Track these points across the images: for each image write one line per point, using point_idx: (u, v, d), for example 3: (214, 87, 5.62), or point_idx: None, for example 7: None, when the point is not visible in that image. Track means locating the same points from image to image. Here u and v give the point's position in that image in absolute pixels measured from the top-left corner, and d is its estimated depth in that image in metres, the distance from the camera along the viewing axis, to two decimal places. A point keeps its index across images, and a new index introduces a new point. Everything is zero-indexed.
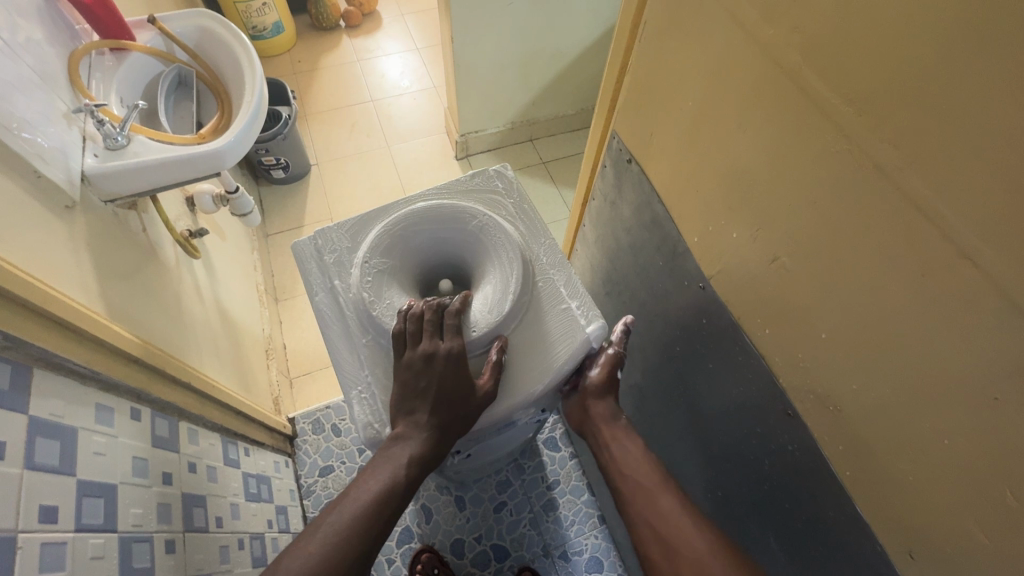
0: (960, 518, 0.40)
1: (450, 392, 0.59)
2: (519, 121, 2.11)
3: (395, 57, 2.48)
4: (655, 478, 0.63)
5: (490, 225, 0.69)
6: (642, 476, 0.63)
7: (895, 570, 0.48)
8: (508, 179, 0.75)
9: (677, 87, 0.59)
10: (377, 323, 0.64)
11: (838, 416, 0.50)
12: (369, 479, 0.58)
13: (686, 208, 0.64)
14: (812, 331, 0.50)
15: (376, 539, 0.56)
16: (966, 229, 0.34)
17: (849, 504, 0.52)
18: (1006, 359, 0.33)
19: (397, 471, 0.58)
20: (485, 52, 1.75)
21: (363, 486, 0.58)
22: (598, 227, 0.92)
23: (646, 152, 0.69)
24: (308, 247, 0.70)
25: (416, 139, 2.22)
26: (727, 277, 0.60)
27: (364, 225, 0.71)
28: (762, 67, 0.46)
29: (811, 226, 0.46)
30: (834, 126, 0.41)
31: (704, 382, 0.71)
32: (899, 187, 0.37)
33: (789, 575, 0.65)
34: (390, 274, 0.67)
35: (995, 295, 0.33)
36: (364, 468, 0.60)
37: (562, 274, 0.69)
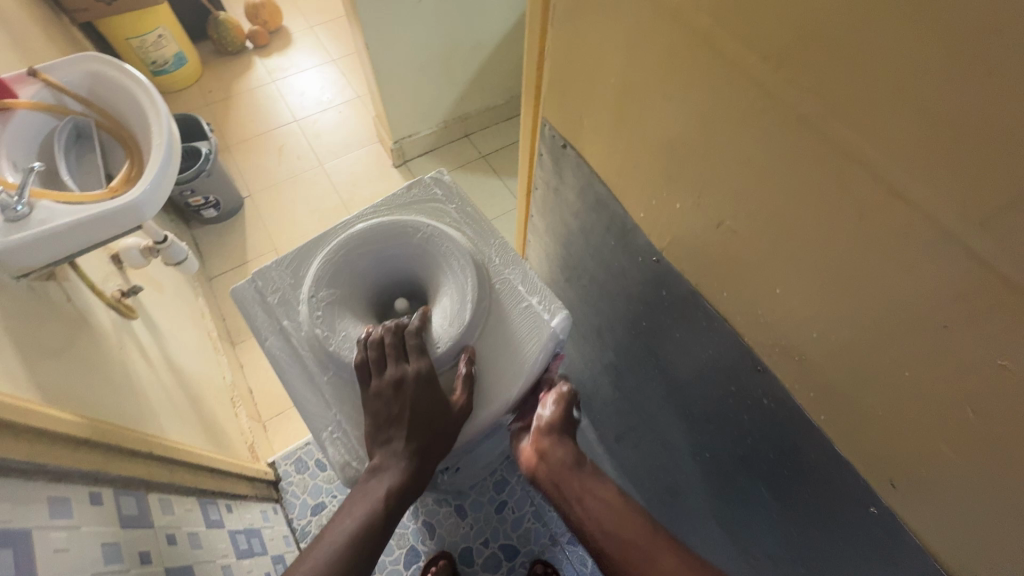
0: (932, 442, 0.42)
1: (425, 414, 0.58)
2: (451, 119, 2.07)
3: (311, 72, 2.38)
4: (640, 530, 0.62)
5: (436, 235, 0.67)
6: (625, 530, 0.62)
7: (879, 499, 0.50)
8: (447, 184, 0.73)
9: (597, 66, 0.58)
10: (336, 358, 0.61)
11: (805, 365, 0.51)
12: (346, 517, 0.56)
13: (626, 185, 0.64)
14: (767, 287, 0.50)
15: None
16: (892, 168, 0.34)
17: (828, 444, 0.53)
18: (949, 287, 0.35)
19: (374, 506, 0.56)
20: (403, 54, 1.71)
21: (340, 525, 0.56)
22: (546, 215, 0.91)
23: (579, 135, 0.68)
24: (248, 291, 0.66)
25: (350, 153, 2.15)
26: (677, 247, 0.60)
27: (305, 258, 0.67)
28: (676, 36, 0.46)
29: (749, 186, 0.46)
30: (756, 86, 0.41)
31: (675, 351, 0.72)
32: (825, 136, 0.37)
33: (783, 519, 0.67)
34: (341, 304, 0.64)
35: (929, 227, 0.34)
36: (341, 508, 0.57)
37: (518, 271, 0.68)
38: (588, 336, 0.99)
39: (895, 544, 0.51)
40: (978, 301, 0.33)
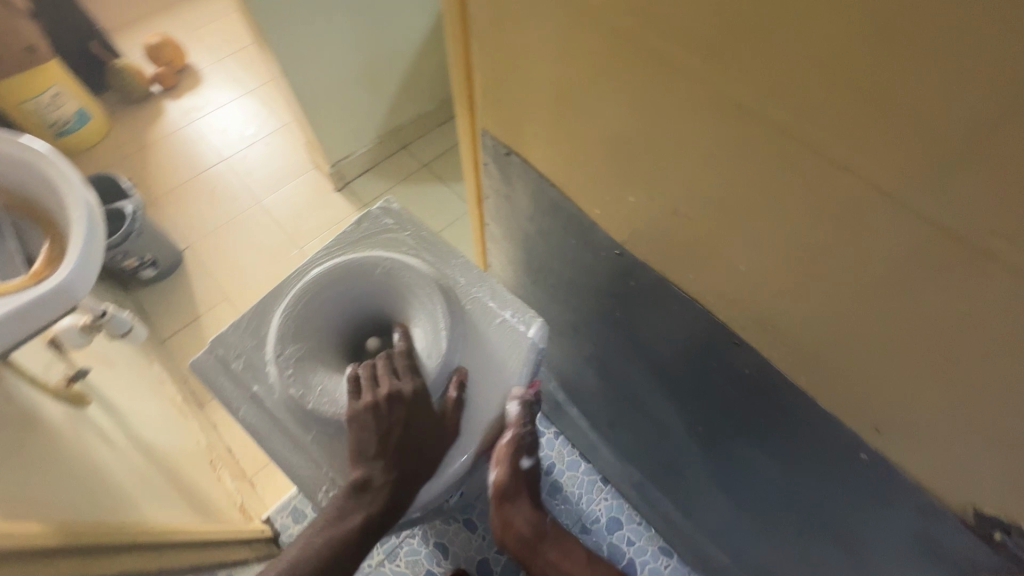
0: (908, 388, 0.44)
1: (416, 437, 0.58)
2: (386, 133, 2.02)
3: (229, 107, 2.27)
4: None
5: (396, 267, 0.65)
6: None
7: (868, 445, 0.53)
8: (396, 212, 0.71)
9: (526, 73, 0.58)
10: (317, 416, 0.58)
11: (779, 333, 0.52)
12: (318, 529, 0.57)
13: (576, 185, 0.64)
14: (729, 266, 0.51)
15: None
16: (832, 142, 0.35)
17: (812, 402, 0.55)
18: (902, 246, 0.36)
19: (346, 528, 0.56)
20: (323, 75, 1.66)
21: (314, 535, 0.57)
22: (501, 222, 0.90)
23: (520, 142, 0.68)
24: (209, 361, 0.62)
25: (287, 185, 2.07)
26: (636, 239, 0.61)
27: (263, 315, 0.64)
28: (600, 37, 0.46)
29: (697, 173, 0.47)
30: (688, 78, 0.41)
31: (652, 336, 0.73)
32: (766, 120, 0.38)
33: (780, 475, 0.69)
34: (312, 357, 0.61)
35: (874, 193, 0.35)
36: (316, 529, 0.57)
37: (486, 287, 0.67)
38: (564, 333, 0.99)
39: (889, 483, 0.53)
40: (933, 258, 0.35)
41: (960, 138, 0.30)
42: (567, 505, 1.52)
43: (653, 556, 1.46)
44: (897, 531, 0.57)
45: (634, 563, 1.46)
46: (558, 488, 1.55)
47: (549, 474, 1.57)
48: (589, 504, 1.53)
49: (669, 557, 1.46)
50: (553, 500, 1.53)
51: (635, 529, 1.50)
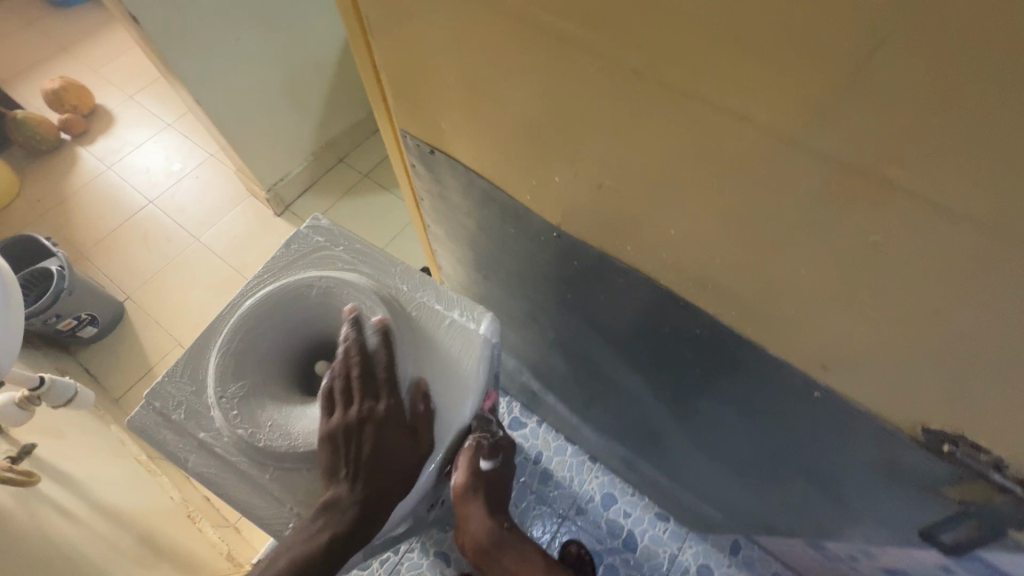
0: (843, 324, 0.45)
1: (388, 458, 0.56)
2: (319, 148, 1.96)
3: (148, 145, 2.16)
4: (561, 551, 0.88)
5: (333, 285, 0.62)
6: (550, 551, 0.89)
7: (820, 384, 0.54)
8: (325, 228, 0.68)
9: (430, 67, 0.56)
10: (271, 452, 0.56)
11: (719, 290, 0.53)
12: (282, 550, 0.54)
13: (504, 174, 0.62)
14: (661, 232, 0.51)
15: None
16: (729, 94, 0.35)
17: (764, 352, 0.56)
18: (812, 186, 0.36)
19: (312, 550, 0.53)
20: (240, 97, 1.59)
21: (276, 556, 0.54)
22: (441, 222, 0.88)
23: (441, 138, 0.66)
24: (148, 416, 0.59)
25: (224, 217, 1.99)
26: (570, 219, 0.60)
27: (200, 357, 0.61)
28: (491, 20, 0.44)
29: (612, 145, 0.46)
30: (582, 51, 0.40)
31: (605, 312, 0.73)
32: (663, 82, 0.38)
33: (748, 425, 0.71)
34: (257, 392, 0.58)
35: (777, 138, 0.35)
36: (278, 553, 0.54)
37: (429, 291, 0.65)
38: (524, 322, 0.99)
39: (845, 415, 0.55)
40: (841, 193, 0.35)
41: (841, 72, 0.30)
42: (560, 489, 1.53)
43: (650, 523, 1.49)
44: (861, 459, 0.59)
45: (634, 533, 1.48)
46: (549, 475, 1.55)
47: (538, 463, 1.57)
48: (582, 485, 1.54)
49: (666, 521, 1.49)
50: (546, 488, 1.54)
51: (629, 500, 1.52)
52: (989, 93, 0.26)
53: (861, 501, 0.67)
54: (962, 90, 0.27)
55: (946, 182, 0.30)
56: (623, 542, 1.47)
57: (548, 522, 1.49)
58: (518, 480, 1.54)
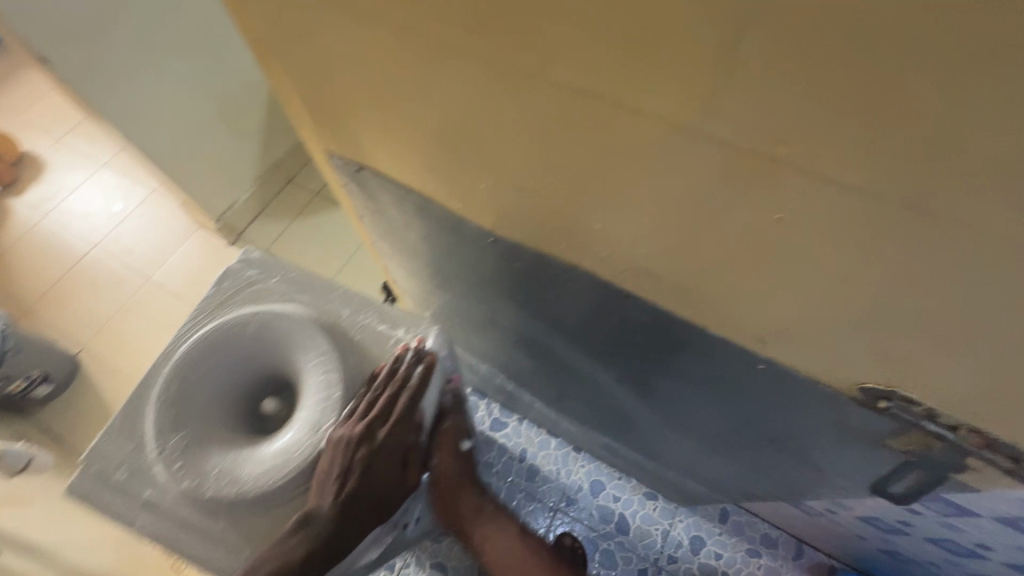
0: (769, 299, 0.46)
1: (371, 477, 0.57)
2: (264, 171, 1.91)
3: (84, 188, 2.06)
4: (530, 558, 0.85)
5: (268, 319, 0.60)
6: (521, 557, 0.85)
7: (762, 357, 0.55)
8: (257, 261, 0.67)
9: (337, 87, 0.54)
10: (218, 501, 0.55)
11: (653, 277, 0.53)
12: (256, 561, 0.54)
13: (431, 185, 0.61)
14: (589, 227, 0.51)
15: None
16: (618, 90, 0.35)
17: (707, 331, 0.57)
18: (713, 171, 0.37)
19: (280, 561, 0.54)
20: (172, 130, 1.53)
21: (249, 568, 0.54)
22: (385, 237, 0.87)
23: (365, 155, 0.64)
24: (88, 480, 0.57)
25: (174, 253, 1.92)
26: (503, 223, 0.59)
27: (137, 412, 0.59)
28: (384, 35, 0.43)
29: (524, 148, 0.46)
30: (476, 58, 0.40)
31: (557, 308, 0.72)
32: (556, 83, 0.37)
33: (708, 401, 0.72)
34: (201, 440, 0.57)
35: (670, 128, 0.35)
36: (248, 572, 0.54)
37: (372, 311, 0.64)
38: (485, 326, 0.98)
39: (791, 383, 0.56)
40: (738, 175, 0.36)
41: (714, 60, 0.30)
42: (549, 483, 1.54)
43: (640, 503, 1.51)
44: (814, 421, 0.61)
45: (625, 516, 1.50)
46: (536, 471, 1.56)
47: (523, 460, 1.57)
48: (569, 476, 1.55)
49: (655, 499, 1.51)
50: (534, 484, 1.54)
51: (617, 484, 1.54)
52: (848, 67, 0.27)
53: (822, 460, 0.68)
54: (824, 66, 0.27)
55: (827, 156, 0.31)
56: (616, 526, 1.49)
57: (541, 517, 1.49)
58: (506, 480, 1.54)
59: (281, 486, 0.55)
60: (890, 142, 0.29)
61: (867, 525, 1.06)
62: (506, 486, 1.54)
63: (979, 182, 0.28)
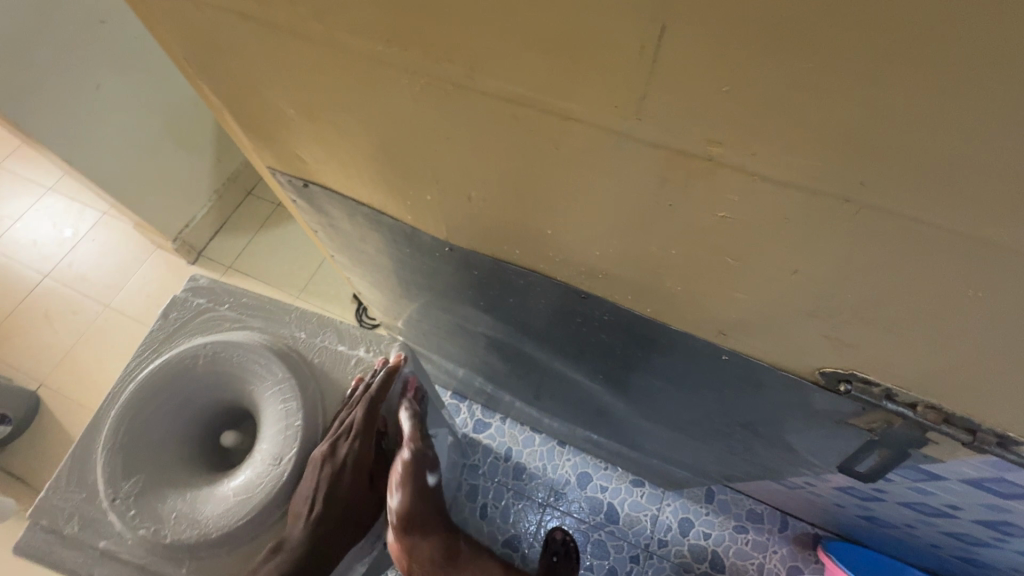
0: (724, 293, 0.45)
1: (340, 498, 0.54)
2: (221, 185, 1.84)
3: (30, 216, 1.96)
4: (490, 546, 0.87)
5: (217, 350, 0.58)
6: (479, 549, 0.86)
7: (725, 347, 0.55)
8: (205, 288, 0.64)
9: (267, 103, 0.51)
10: (178, 545, 0.52)
11: (609, 278, 0.52)
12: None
13: (379, 197, 0.59)
14: (540, 233, 0.50)
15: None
16: (549, 96, 0.33)
17: (669, 327, 0.56)
18: (651, 174, 0.36)
19: None
20: (116, 149, 1.46)
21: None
22: (343, 250, 0.84)
23: (308, 170, 0.62)
24: (38, 536, 0.54)
25: (132, 276, 1.84)
26: (456, 232, 0.58)
27: (86, 458, 0.56)
28: (305, 49, 0.40)
29: (464, 157, 0.44)
30: (401, 70, 0.38)
31: (522, 312, 0.71)
32: (485, 91, 0.36)
33: (679, 392, 0.72)
34: (155, 483, 0.54)
35: (604, 133, 0.34)
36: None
37: (330, 332, 0.63)
38: (455, 332, 0.96)
39: (756, 371, 0.56)
40: (677, 175, 0.35)
41: (640, 62, 0.29)
42: (536, 480, 1.54)
43: (628, 491, 1.52)
44: (782, 406, 0.61)
45: (614, 505, 1.51)
46: (522, 468, 1.56)
47: (509, 459, 1.57)
48: (555, 470, 1.55)
49: (642, 486, 1.53)
50: (522, 481, 1.54)
51: (604, 474, 1.55)
52: (774, 62, 0.26)
53: (794, 441, 0.69)
54: (750, 62, 0.26)
55: (763, 152, 0.30)
56: (605, 515, 1.49)
57: (530, 514, 1.50)
58: (493, 481, 1.54)
59: (243, 526, 0.53)
60: (818, 136, 0.28)
61: (845, 495, 1.09)
62: (494, 487, 1.53)
63: (913, 170, 0.27)
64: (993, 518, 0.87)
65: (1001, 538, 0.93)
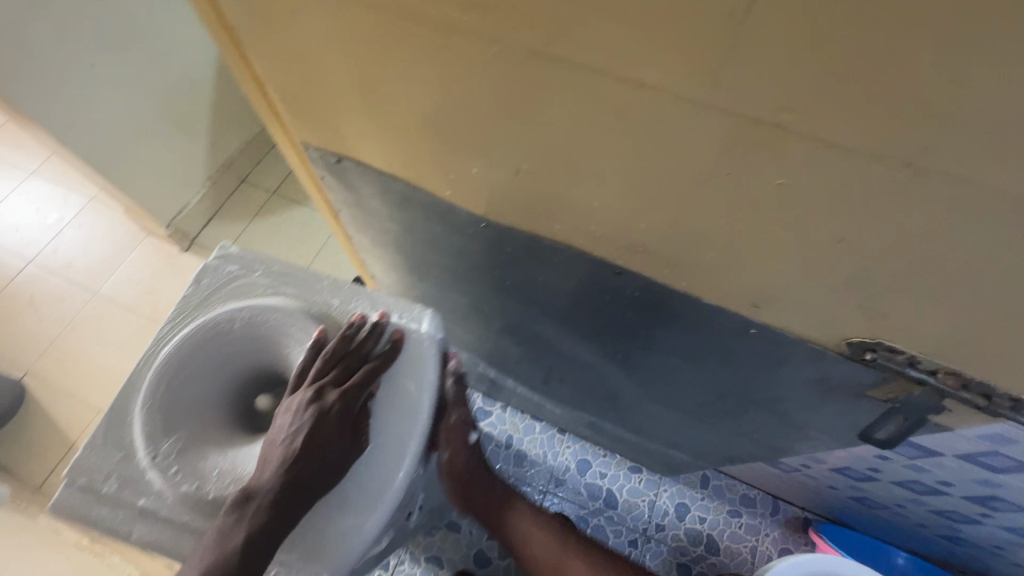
0: (763, 264, 0.48)
1: (324, 443, 0.51)
2: (215, 171, 1.81)
3: (11, 199, 1.90)
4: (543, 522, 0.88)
5: (257, 314, 0.58)
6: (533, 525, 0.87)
7: (753, 321, 0.57)
8: (237, 255, 0.62)
9: (317, 71, 0.52)
10: (222, 502, 0.51)
11: (649, 252, 0.54)
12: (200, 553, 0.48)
13: (419, 172, 0.60)
14: (586, 206, 0.51)
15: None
16: (626, 64, 0.35)
17: (701, 303, 0.58)
18: (717, 143, 0.37)
19: (228, 543, 0.48)
20: (110, 130, 1.43)
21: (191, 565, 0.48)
22: (363, 230, 0.85)
23: (345, 144, 0.62)
24: (74, 496, 0.52)
25: (121, 264, 1.80)
26: (495, 207, 0.59)
27: (123, 418, 0.54)
28: (373, 17, 0.41)
29: (521, 127, 0.45)
30: (473, 37, 0.39)
31: (545, 292, 0.72)
32: (560, 58, 0.37)
33: (695, 371, 0.74)
34: (196, 442, 0.54)
35: (677, 101, 0.36)
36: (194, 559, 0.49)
37: (363, 299, 0.61)
38: (469, 316, 0.97)
39: (780, 344, 0.59)
40: (742, 142, 0.36)
41: (727, 27, 0.30)
42: (536, 467, 1.56)
43: (626, 478, 1.55)
44: (800, 382, 0.64)
45: (613, 491, 1.53)
46: (523, 456, 1.57)
47: (509, 446, 1.59)
48: (555, 458, 1.58)
49: (639, 472, 1.56)
50: (522, 469, 1.56)
51: (603, 461, 1.57)
52: (856, 31, 0.28)
53: (806, 417, 0.72)
54: (835, 31, 0.28)
55: (832, 117, 0.32)
56: (604, 501, 1.52)
57: (530, 500, 1.52)
58: (494, 468, 1.56)
59: None
60: (886, 101, 0.30)
61: (839, 476, 1.13)
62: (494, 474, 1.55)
63: (974, 135, 0.30)
64: (980, 493, 0.92)
65: (986, 513, 0.99)
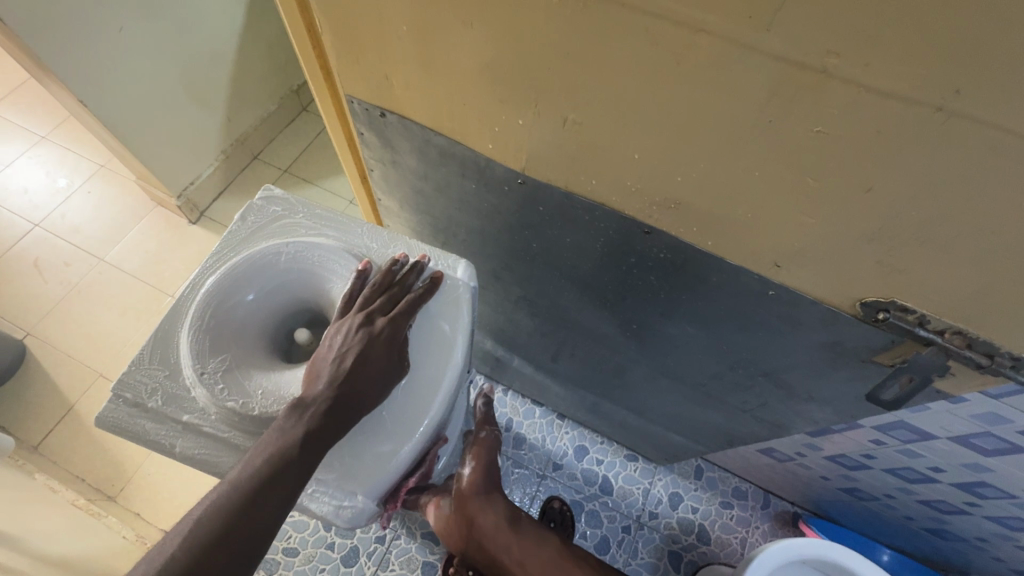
0: (792, 219, 0.51)
1: (374, 364, 0.53)
2: (230, 145, 1.83)
3: (21, 162, 1.89)
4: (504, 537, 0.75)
5: (301, 250, 0.60)
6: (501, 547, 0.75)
7: (772, 283, 0.60)
8: (280, 197, 0.65)
9: (379, 18, 0.55)
10: (264, 419, 0.53)
11: (681, 208, 0.57)
12: (252, 455, 0.48)
13: (464, 126, 0.63)
14: (627, 157, 0.55)
15: (252, 540, 0.44)
16: (688, 8, 0.39)
17: (726, 263, 0.61)
18: (763, 89, 0.41)
19: (283, 446, 0.48)
20: (132, 94, 1.44)
21: (242, 466, 0.47)
22: (392, 191, 0.87)
23: (393, 96, 0.65)
24: (120, 409, 0.54)
25: (129, 232, 1.80)
26: (536, 161, 0.62)
27: (169, 338, 0.56)
28: None
29: (575, 74, 0.48)
30: None
31: (570, 256, 0.75)
32: (626, 4, 0.40)
33: (707, 345, 0.77)
34: (241, 364, 0.56)
35: (732, 44, 0.39)
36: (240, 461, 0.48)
37: (400, 245, 0.63)
38: (487, 284, 1.00)
39: (798, 307, 0.62)
40: (787, 89, 0.40)
41: None
42: (534, 450, 1.58)
43: (622, 465, 1.58)
44: (810, 350, 0.66)
45: (608, 478, 1.56)
46: (522, 439, 1.60)
47: (510, 429, 1.61)
48: (554, 442, 1.60)
49: (635, 460, 1.59)
50: (521, 451, 1.58)
51: (600, 448, 1.60)
52: None
53: (813, 391, 0.75)
54: None
55: (873, 63, 0.36)
56: (600, 487, 1.54)
57: (528, 484, 1.53)
58: None
59: None
60: (924, 43, 0.34)
61: (833, 464, 1.17)
62: None
63: (998, 80, 0.33)
64: (968, 480, 0.96)
65: (974, 502, 1.02)
